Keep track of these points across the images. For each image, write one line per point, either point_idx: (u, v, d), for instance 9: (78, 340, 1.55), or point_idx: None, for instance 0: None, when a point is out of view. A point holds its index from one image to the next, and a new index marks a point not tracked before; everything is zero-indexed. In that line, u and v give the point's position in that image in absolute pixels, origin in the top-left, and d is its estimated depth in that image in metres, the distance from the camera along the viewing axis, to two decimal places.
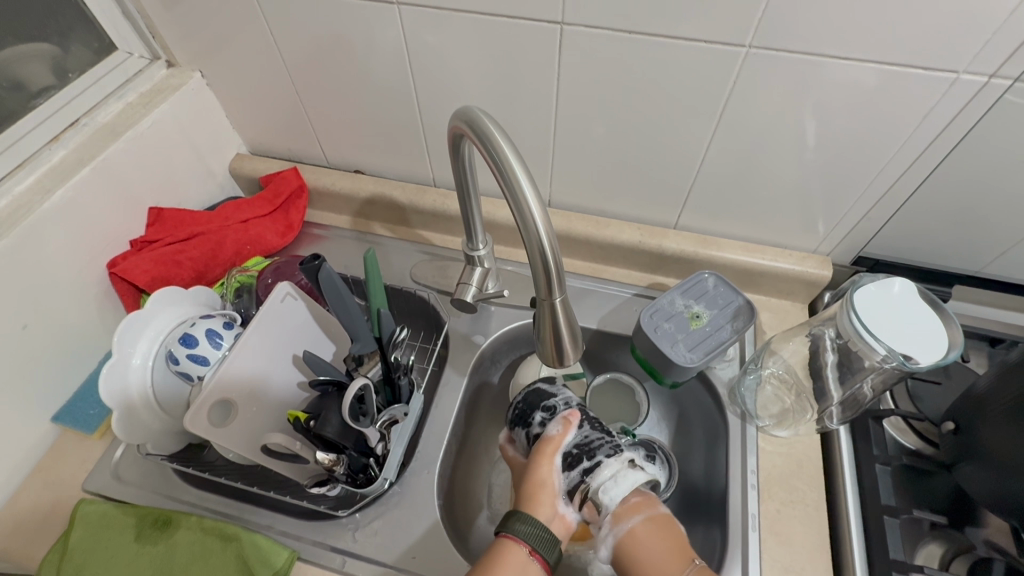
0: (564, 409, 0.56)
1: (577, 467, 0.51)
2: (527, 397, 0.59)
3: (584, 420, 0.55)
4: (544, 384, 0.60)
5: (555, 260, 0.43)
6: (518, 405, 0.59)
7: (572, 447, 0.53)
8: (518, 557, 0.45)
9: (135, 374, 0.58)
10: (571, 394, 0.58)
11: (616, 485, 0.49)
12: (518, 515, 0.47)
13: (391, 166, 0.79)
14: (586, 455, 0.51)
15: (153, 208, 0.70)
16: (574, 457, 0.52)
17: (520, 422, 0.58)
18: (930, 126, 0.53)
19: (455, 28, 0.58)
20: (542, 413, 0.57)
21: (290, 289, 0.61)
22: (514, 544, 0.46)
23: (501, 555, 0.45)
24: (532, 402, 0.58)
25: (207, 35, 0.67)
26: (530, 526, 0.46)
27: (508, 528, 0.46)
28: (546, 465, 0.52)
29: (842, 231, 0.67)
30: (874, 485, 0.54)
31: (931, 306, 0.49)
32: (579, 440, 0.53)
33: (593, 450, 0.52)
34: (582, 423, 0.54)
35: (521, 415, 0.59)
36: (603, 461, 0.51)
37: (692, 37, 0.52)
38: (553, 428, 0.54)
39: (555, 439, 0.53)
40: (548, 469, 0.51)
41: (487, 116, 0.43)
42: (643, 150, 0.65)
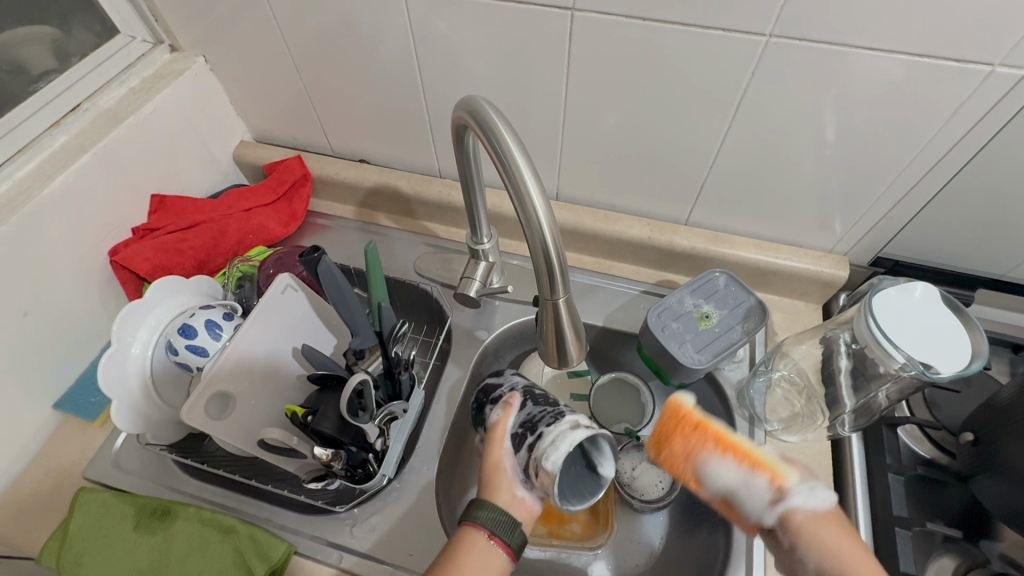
0: (507, 394, 0.53)
1: (524, 444, 0.47)
2: (478, 396, 0.56)
3: (526, 399, 0.51)
4: (492, 377, 0.57)
5: (559, 259, 0.41)
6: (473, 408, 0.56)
7: (516, 426, 0.49)
8: (478, 545, 0.42)
9: (134, 363, 0.58)
10: (518, 380, 0.55)
11: (556, 450, 0.44)
12: (474, 504, 0.45)
13: (397, 156, 0.77)
14: (528, 430, 0.48)
15: (155, 195, 0.69)
16: (517, 437, 0.49)
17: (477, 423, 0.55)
18: (960, 121, 0.50)
19: (462, 12, 0.56)
20: (491, 407, 0.54)
21: (291, 281, 0.60)
22: (470, 533, 0.43)
23: (459, 548, 0.43)
24: (484, 396, 0.56)
25: (210, 18, 0.66)
26: (488, 511, 0.44)
27: (466, 518, 0.44)
28: (494, 450, 0.49)
29: (862, 230, 0.64)
30: (886, 495, 0.53)
31: (953, 313, 0.47)
32: (523, 419, 0.50)
33: (535, 423, 0.48)
34: (525, 402, 0.51)
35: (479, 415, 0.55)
36: (544, 431, 0.47)
37: (708, 24, 0.50)
38: (496, 413, 0.51)
39: (497, 423, 0.50)
40: (499, 452, 0.48)
41: (491, 107, 0.41)
42: (655, 141, 0.62)
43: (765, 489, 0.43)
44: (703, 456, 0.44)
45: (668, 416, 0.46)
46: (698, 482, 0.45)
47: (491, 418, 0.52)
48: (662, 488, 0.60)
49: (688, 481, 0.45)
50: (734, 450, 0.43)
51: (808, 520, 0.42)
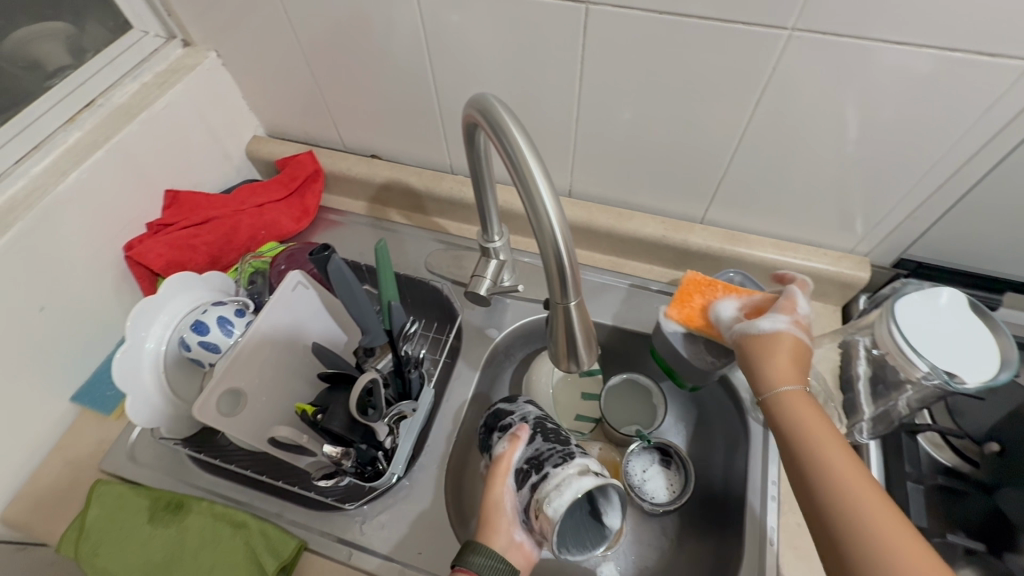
0: (516, 425, 0.52)
1: (528, 483, 0.48)
2: (488, 419, 0.56)
3: (534, 433, 0.52)
4: (505, 402, 0.57)
5: (570, 261, 0.40)
6: (482, 431, 0.57)
7: (521, 462, 0.50)
8: None
9: (149, 359, 0.58)
10: (530, 409, 0.55)
11: (560, 495, 0.45)
12: (473, 546, 0.43)
13: (408, 152, 0.76)
14: (533, 467, 0.48)
15: (169, 191, 0.69)
16: (521, 474, 0.49)
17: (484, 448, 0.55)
18: (993, 119, 0.48)
19: (473, 5, 0.55)
20: (498, 435, 0.54)
21: (302, 279, 0.59)
22: None
23: None
24: (494, 421, 0.56)
25: (221, 12, 0.65)
26: (484, 557, 0.42)
27: (462, 561, 0.42)
28: (497, 487, 0.49)
29: (885, 230, 0.62)
30: (905, 505, 0.52)
31: (979, 320, 0.45)
32: (526, 455, 0.50)
33: (540, 460, 0.48)
34: (533, 436, 0.51)
35: (486, 438, 0.56)
36: (550, 472, 0.47)
37: (728, 17, 0.48)
38: (501, 445, 0.51)
39: (503, 458, 0.50)
40: (501, 489, 0.48)
41: (502, 105, 0.40)
42: (672, 137, 0.61)
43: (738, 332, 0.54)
44: (710, 301, 0.57)
45: (688, 283, 0.60)
46: (704, 320, 0.57)
47: (496, 450, 0.51)
48: (671, 491, 0.60)
49: (699, 323, 0.57)
50: (732, 292, 0.57)
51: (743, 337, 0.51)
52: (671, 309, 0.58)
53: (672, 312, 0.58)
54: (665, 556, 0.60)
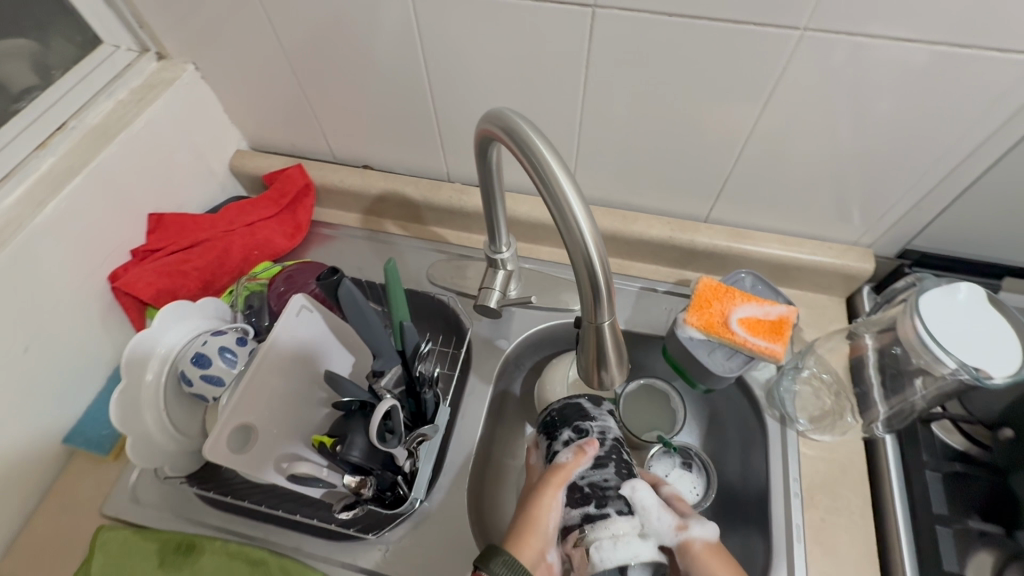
0: (588, 438, 0.52)
1: (582, 506, 0.48)
2: (564, 409, 0.55)
3: (602, 453, 0.51)
4: (589, 403, 0.56)
5: (605, 278, 0.39)
6: (552, 415, 0.56)
7: (581, 475, 0.50)
8: None
9: (148, 396, 0.55)
10: (610, 425, 0.54)
11: (614, 548, 0.45)
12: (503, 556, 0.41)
13: (403, 162, 0.74)
14: (595, 495, 0.48)
15: (153, 215, 0.66)
16: (578, 491, 0.49)
17: (546, 430, 0.55)
18: (1001, 111, 0.48)
19: (473, 12, 0.53)
20: (570, 432, 0.53)
21: (306, 302, 0.57)
22: None
23: None
24: (567, 416, 0.55)
25: (200, 23, 0.62)
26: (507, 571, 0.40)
27: (484, 566, 0.40)
28: (547, 497, 0.48)
29: (888, 222, 0.63)
30: (925, 493, 0.53)
31: (999, 313, 0.46)
32: (588, 473, 0.50)
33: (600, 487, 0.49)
34: (600, 458, 0.51)
35: (553, 427, 0.55)
36: (611, 516, 0.47)
37: (737, 19, 0.47)
38: (566, 455, 0.51)
39: (565, 469, 0.50)
40: (548, 502, 0.48)
41: (525, 120, 0.39)
42: (677, 138, 0.60)
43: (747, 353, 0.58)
44: (726, 307, 0.59)
45: (704, 290, 0.61)
46: (722, 326, 0.58)
47: (559, 457, 0.51)
48: (696, 494, 0.59)
49: (718, 329, 0.58)
50: (750, 299, 0.60)
51: (699, 551, 0.47)
52: (690, 315, 0.59)
53: (691, 318, 0.59)
54: None
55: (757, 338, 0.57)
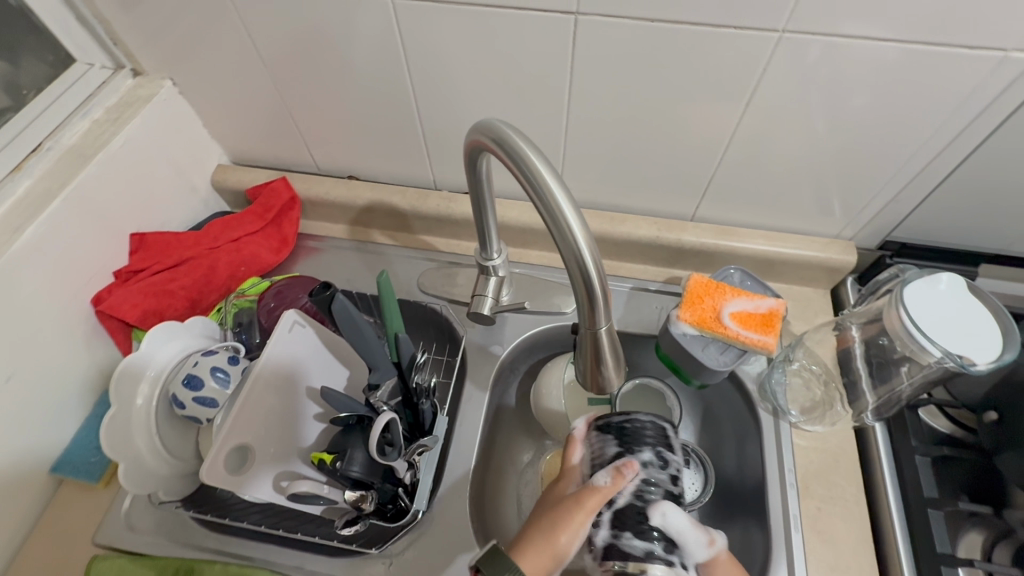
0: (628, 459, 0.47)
1: (625, 532, 0.44)
2: (651, 428, 0.50)
3: (661, 486, 0.47)
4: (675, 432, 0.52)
5: (600, 283, 0.39)
6: (635, 426, 0.50)
7: (634, 500, 0.46)
8: None
9: (139, 421, 0.54)
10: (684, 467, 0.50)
11: None
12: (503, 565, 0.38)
13: (389, 171, 0.74)
14: (642, 524, 0.44)
15: (135, 235, 0.64)
16: (625, 515, 0.45)
17: (622, 441, 0.49)
18: (972, 105, 0.50)
19: (455, 22, 0.53)
20: (653, 456, 0.48)
21: (297, 318, 0.56)
22: None
23: None
24: (655, 436, 0.50)
25: (178, 38, 0.61)
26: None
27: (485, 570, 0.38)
28: (578, 517, 0.43)
29: (867, 215, 0.64)
30: (915, 478, 0.54)
31: (979, 301, 0.47)
32: (645, 502, 0.46)
33: (648, 515, 0.45)
34: (659, 491, 0.47)
35: (627, 439, 0.49)
36: (674, 562, 0.43)
37: (716, 23, 0.48)
38: (603, 476, 0.46)
39: (601, 492, 0.45)
40: (579, 523, 0.43)
41: (516, 131, 0.39)
42: (662, 140, 0.61)
43: (740, 347, 0.58)
44: (717, 302, 0.60)
45: (695, 286, 0.62)
46: (715, 321, 0.59)
47: (597, 474, 0.46)
48: (694, 490, 0.59)
49: (711, 324, 0.59)
50: (740, 294, 0.61)
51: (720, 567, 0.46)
52: (683, 311, 0.60)
53: (685, 314, 0.60)
54: None
55: (748, 331, 0.58)
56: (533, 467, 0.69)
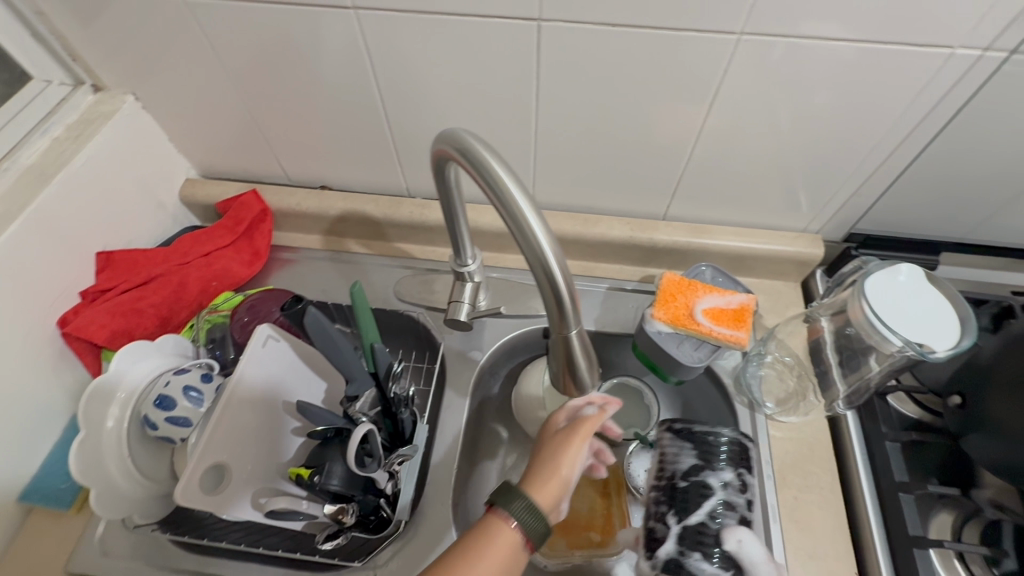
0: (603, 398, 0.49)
1: (693, 551, 0.43)
2: (731, 445, 0.48)
3: (738, 510, 0.45)
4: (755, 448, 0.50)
5: (567, 287, 0.39)
6: (714, 443, 0.48)
7: (707, 521, 0.44)
8: (503, 544, 0.38)
9: (110, 444, 0.53)
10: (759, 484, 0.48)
11: None
12: (519, 497, 0.40)
13: (362, 180, 0.74)
14: (712, 545, 0.43)
15: (102, 253, 0.63)
16: (694, 534, 0.44)
17: (698, 456, 0.47)
18: (924, 101, 0.52)
19: (421, 30, 0.53)
20: (730, 476, 0.46)
21: (271, 331, 0.55)
22: (502, 531, 0.39)
23: (488, 536, 0.39)
24: (734, 455, 0.48)
25: (139, 53, 0.60)
26: (526, 513, 0.39)
27: (502, 510, 0.40)
28: (576, 444, 0.45)
29: (832, 208, 0.66)
30: (887, 464, 0.55)
31: (938, 290, 0.49)
32: (719, 524, 0.44)
33: (721, 539, 0.43)
34: (735, 515, 0.45)
35: (705, 453, 0.48)
36: None
37: (676, 26, 0.49)
38: (589, 409, 0.48)
39: (591, 419, 0.46)
40: (577, 450, 0.45)
41: (478, 140, 0.39)
42: (629, 141, 0.61)
43: (714, 343, 0.59)
44: (690, 300, 0.61)
45: (668, 285, 0.63)
46: (689, 318, 0.60)
47: (581, 408, 0.48)
48: None
49: (684, 321, 0.60)
50: (712, 290, 0.62)
51: None
52: (656, 310, 0.61)
53: (659, 313, 0.60)
54: None
55: (721, 327, 0.59)
56: (516, 470, 0.68)
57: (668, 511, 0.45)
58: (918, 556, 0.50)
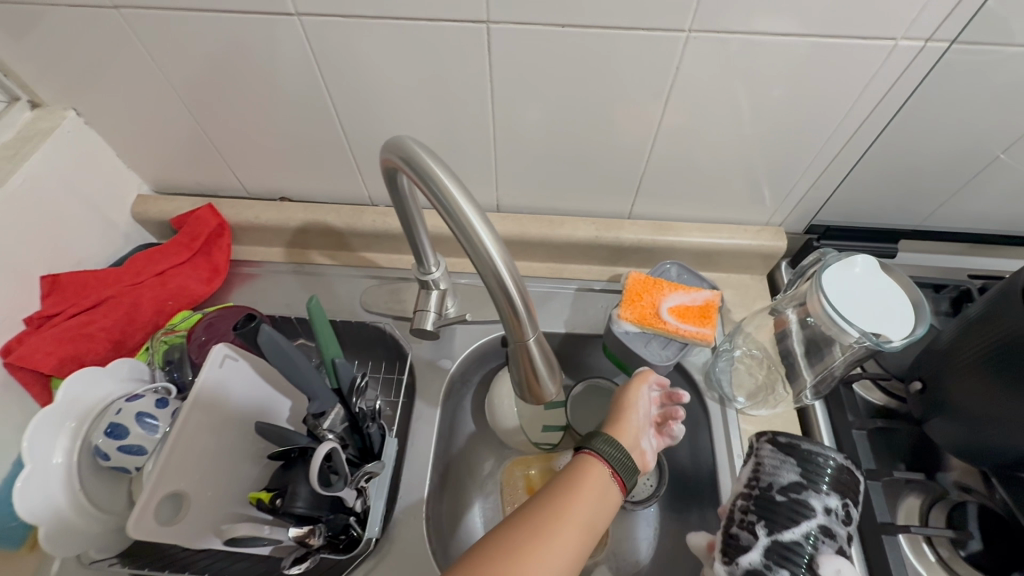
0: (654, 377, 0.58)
1: (779, 567, 0.42)
2: (840, 471, 0.46)
3: (838, 540, 0.44)
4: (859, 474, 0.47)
5: (519, 291, 0.39)
6: (824, 467, 0.46)
7: (801, 541, 0.43)
8: (601, 473, 0.46)
9: (59, 479, 0.50)
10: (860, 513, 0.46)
11: None
12: (603, 438, 0.49)
13: (322, 190, 0.72)
14: (802, 566, 0.42)
15: (48, 277, 0.61)
16: (784, 551, 0.43)
17: (804, 477, 0.45)
18: (872, 93, 0.53)
19: (369, 35, 0.52)
20: (836, 502, 0.45)
21: (228, 351, 0.53)
22: (597, 462, 0.46)
23: (585, 468, 0.46)
24: (842, 480, 0.45)
25: (76, 65, 0.57)
26: (611, 447, 0.48)
27: (592, 447, 0.48)
28: (633, 390, 0.55)
29: (792, 201, 0.67)
30: (855, 452, 0.56)
31: (892, 281, 0.50)
32: (813, 548, 0.43)
33: (816, 564, 0.42)
34: (834, 544, 0.43)
35: (811, 473, 0.45)
36: None
37: (626, 25, 0.48)
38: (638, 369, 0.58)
39: (644, 373, 0.57)
40: (636, 393, 0.54)
41: (424, 149, 0.38)
42: (590, 142, 0.61)
43: (682, 341, 0.59)
44: (656, 299, 0.61)
45: (633, 284, 0.62)
46: (655, 318, 0.60)
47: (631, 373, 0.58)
48: (649, 485, 0.62)
49: (651, 320, 0.59)
50: (676, 287, 0.62)
51: None
52: (623, 310, 0.60)
53: (625, 313, 0.60)
54: (657, 550, 0.62)
55: (687, 325, 0.59)
56: (493, 477, 0.68)
57: (756, 521, 0.45)
58: (887, 542, 0.51)
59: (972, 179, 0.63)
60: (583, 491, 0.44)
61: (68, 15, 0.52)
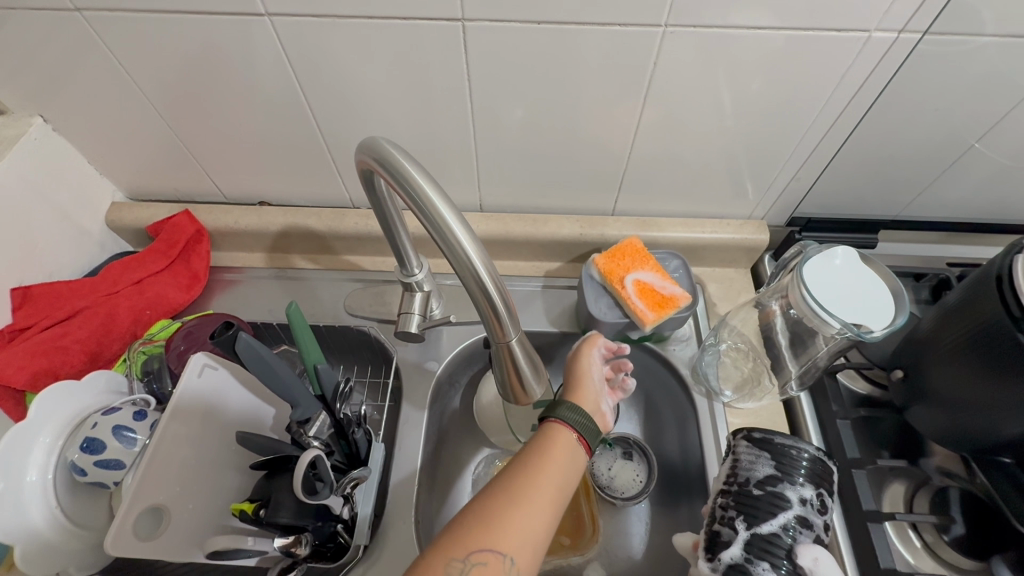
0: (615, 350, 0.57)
1: (760, 561, 0.42)
2: (814, 464, 0.46)
3: (815, 530, 0.44)
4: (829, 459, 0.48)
5: (498, 291, 0.38)
6: (801, 462, 0.46)
7: (780, 533, 0.43)
8: (567, 439, 0.45)
9: (33, 497, 0.48)
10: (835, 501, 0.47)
11: None
12: (565, 404, 0.47)
13: (303, 193, 0.71)
14: (783, 558, 0.42)
15: (18, 289, 0.59)
16: (764, 544, 0.43)
17: (778, 470, 0.46)
18: (848, 85, 0.53)
19: (342, 35, 0.51)
20: (812, 493, 0.45)
21: (207, 360, 0.52)
22: (562, 429, 0.45)
23: (550, 437, 0.45)
24: (817, 474, 0.46)
25: (39, 70, 0.55)
26: (574, 412, 0.47)
27: (556, 414, 0.47)
28: (585, 357, 0.54)
29: (774, 194, 0.67)
30: (839, 441, 0.57)
31: (870, 271, 0.50)
32: (792, 539, 0.43)
33: (796, 554, 0.43)
34: (811, 533, 0.44)
35: (786, 465, 0.46)
36: None
37: (602, 21, 0.48)
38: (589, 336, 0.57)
39: (592, 339, 0.56)
40: (588, 359, 0.54)
41: (398, 149, 0.38)
42: (573, 139, 0.61)
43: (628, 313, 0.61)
44: (635, 265, 0.63)
45: (627, 246, 0.64)
46: (619, 278, 0.62)
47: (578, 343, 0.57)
48: (639, 481, 0.63)
49: (613, 278, 0.62)
50: (657, 269, 0.63)
51: None
52: (600, 257, 0.64)
53: (600, 259, 0.64)
54: (649, 543, 0.62)
55: (639, 299, 0.60)
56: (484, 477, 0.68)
57: (737, 516, 0.45)
58: (873, 529, 0.51)
59: (948, 169, 0.64)
60: (549, 459, 0.43)
61: (29, 19, 0.50)
